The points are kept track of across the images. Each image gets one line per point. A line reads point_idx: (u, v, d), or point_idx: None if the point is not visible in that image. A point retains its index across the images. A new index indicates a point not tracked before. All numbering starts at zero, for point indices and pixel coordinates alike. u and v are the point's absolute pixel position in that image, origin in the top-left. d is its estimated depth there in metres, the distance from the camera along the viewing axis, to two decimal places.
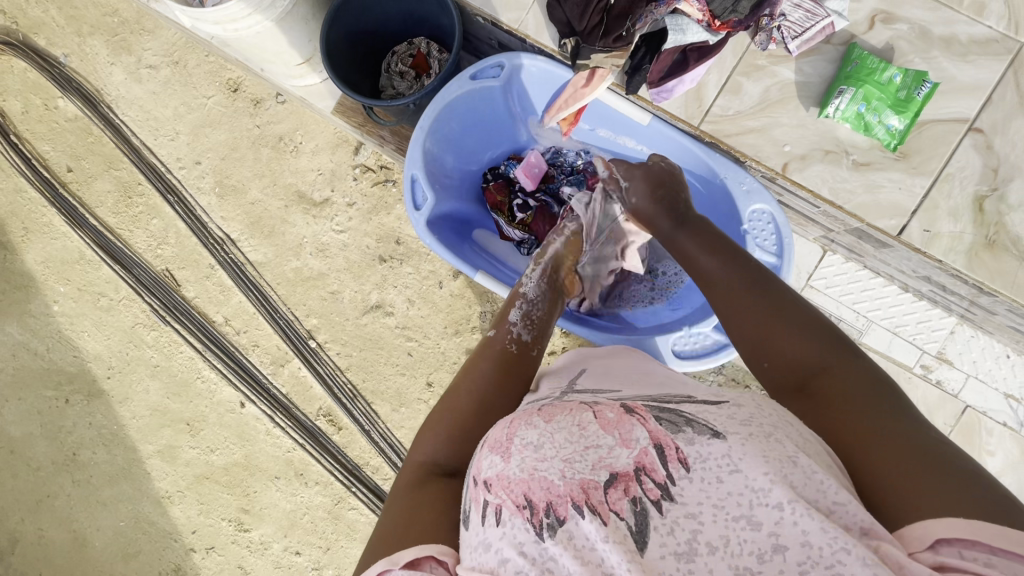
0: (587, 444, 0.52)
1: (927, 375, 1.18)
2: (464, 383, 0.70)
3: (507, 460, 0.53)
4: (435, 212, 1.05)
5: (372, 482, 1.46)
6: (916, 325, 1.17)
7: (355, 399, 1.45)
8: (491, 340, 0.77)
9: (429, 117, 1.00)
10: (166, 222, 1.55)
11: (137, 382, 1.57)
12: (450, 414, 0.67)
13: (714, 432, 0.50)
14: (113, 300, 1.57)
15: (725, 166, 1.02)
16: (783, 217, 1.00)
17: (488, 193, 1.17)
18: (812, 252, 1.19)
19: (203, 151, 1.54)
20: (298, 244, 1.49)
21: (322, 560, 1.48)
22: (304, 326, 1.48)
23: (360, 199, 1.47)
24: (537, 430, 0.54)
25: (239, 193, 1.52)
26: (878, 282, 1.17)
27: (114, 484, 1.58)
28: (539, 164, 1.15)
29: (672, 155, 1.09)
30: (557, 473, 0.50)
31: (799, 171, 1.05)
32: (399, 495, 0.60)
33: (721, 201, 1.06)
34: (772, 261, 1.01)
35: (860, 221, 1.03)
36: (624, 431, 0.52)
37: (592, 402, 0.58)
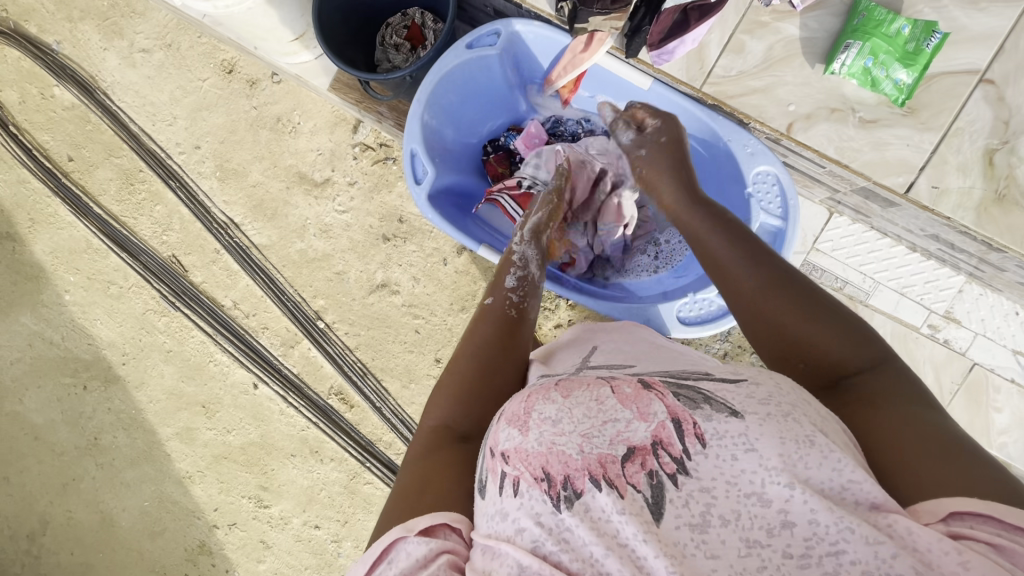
0: (604, 419, 0.54)
1: (935, 335, 1.17)
2: (466, 349, 0.72)
3: (525, 433, 0.55)
4: (435, 186, 1.03)
5: (386, 457, 1.47)
6: (924, 285, 1.16)
7: (366, 377, 1.46)
8: (487, 308, 0.77)
9: (425, 90, 0.98)
10: (169, 209, 1.55)
11: (152, 366, 1.60)
12: (454, 384, 0.69)
13: (732, 410, 0.52)
14: (123, 288, 1.59)
15: (728, 128, 1.00)
16: (788, 177, 0.98)
17: (488, 166, 1.16)
18: (818, 215, 1.18)
19: (203, 135, 1.53)
20: (302, 225, 1.49)
21: (341, 533, 1.50)
22: (313, 307, 1.49)
23: (361, 178, 1.46)
24: (556, 406, 0.57)
25: (240, 176, 1.52)
26: (885, 243, 1.16)
27: (136, 465, 1.63)
28: (539, 135, 1.14)
29: None
30: (576, 446, 0.53)
31: (804, 131, 1.02)
32: (408, 463, 0.64)
33: (725, 164, 1.04)
34: (777, 224, 1.00)
35: (868, 180, 1.01)
36: (642, 406, 0.54)
37: (609, 377, 0.61)
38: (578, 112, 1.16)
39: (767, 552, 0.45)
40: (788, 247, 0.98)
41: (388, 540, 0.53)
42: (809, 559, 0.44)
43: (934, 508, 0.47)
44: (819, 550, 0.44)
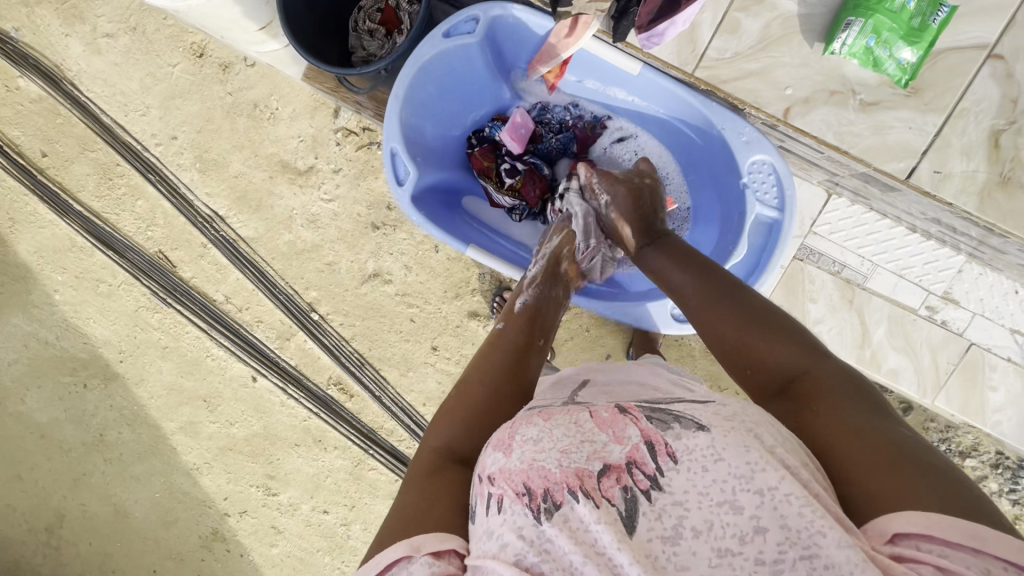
0: (582, 438, 0.55)
1: (933, 316, 1.14)
2: (478, 371, 0.74)
3: (509, 454, 0.56)
4: (417, 187, 0.99)
5: (388, 444, 1.48)
6: (923, 266, 1.12)
7: (363, 367, 1.47)
8: (501, 333, 0.80)
9: (400, 85, 0.93)
10: (151, 203, 1.51)
11: (150, 363, 1.59)
12: (459, 407, 0.68)
13: (700, 425, 0.53)
14: (113, 286, 1.57)
15: (722, 115, 0.96)
16: (783, 165, 0.94)
17: (474, 159, 1.10)
18: (816, 196, 1.12)
19: (178, 125, 1.47)
20: (288, 216, 1.46)
21: (349, 517, 1.54)
22: (305, 299, 1.47)
23: (345, 165, 1.42)
24: (537, 428, 0.58)
25: (220, 166, 1.47)
26: (885, 224, 1.11)
27: (143, 459, 1.65)
28: (526, 123, 1.08)
29: (667, 105, 1.02)
30: (554, 461, 0.53)
31: (802, 116, 1.05)
32: (413, 477, 0.63)
33: (719, 153, 1.00)
34: (773, 215, 0.96)
35: (865, 165, 1.05)
36: (617, 430, 0.56)
37: (586, 405, 0.61)
38: (564, 96, 1.11)
39: (739, 560, 0.46)
40: (786, 236, 0.95)
41: (393, 556, 0.53)
42: (781, 562, 0.45)
43: (883, 527, 0.47)
44: (794, 552, 0.45)
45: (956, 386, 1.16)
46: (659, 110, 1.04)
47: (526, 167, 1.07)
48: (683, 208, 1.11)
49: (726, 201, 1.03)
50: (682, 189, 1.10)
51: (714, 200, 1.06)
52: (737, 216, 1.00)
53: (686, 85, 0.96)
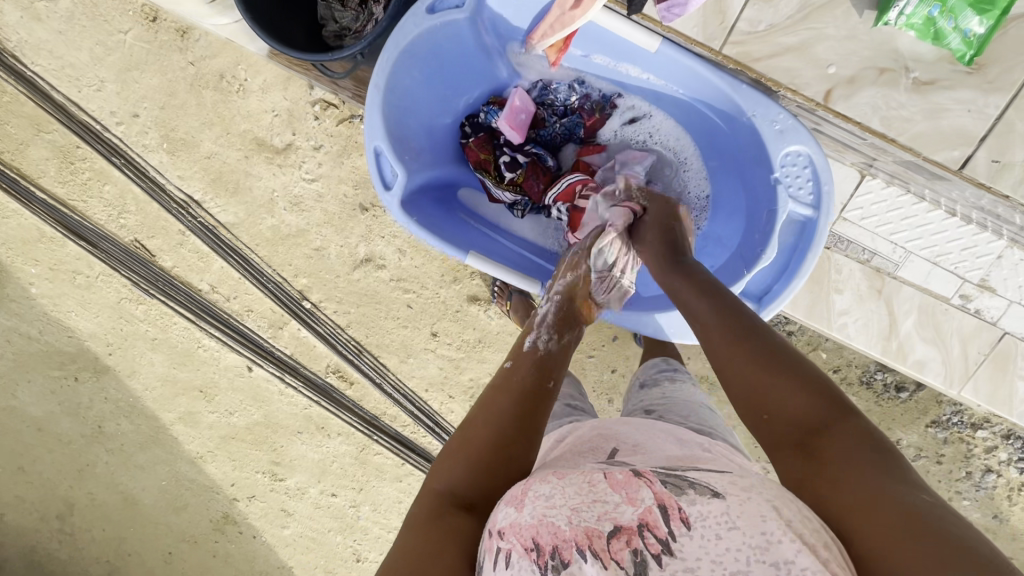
0: (594, 497, 0.52)
1: (966, 305, 1.11)
2: (481, 413, 0.68)
3: (520, 509, 0.53)
4: (406, 189, 0.91)
5: (393, 430, 1.46)
6: (960, 253, 1.08)
7: (362, 355, 1.42)
8: (509, 373, 0.74)
9: (382, 71, 0.84)
10: (120, 189, 1.40)
11: (140, 355, 1.54)
12: (463, 446, 0.65)
13: (715, 492, 0.50)
14: (90, 277, 1.48)
15: (753, 100, 0.87)
16: (822, 158, 0.85)
17: (469, 151, 1.02)
18: (848, 177, 1.07)
19: (138, 100, 1.34)
20: (269, 199, 1.36)
21: (358, 499, 1.55)
22: (295, 287, 1.40)
23: (327, 142, 1.30)
24: (550, 484, 0.55)
25: (190, 146, 1.35)
26: (921, 208, 1.07)
27: (146, 449, 1.63)
28: (526, 108, 1.00)
29: (687, 85, 0.93)
30: (564, 517, 0.50)
31: (846, 98, 1.01)
32: (414, 520, 0.60)
33: (746, 141, 0.92)
34: (807, 213, 0.88)
35: (914, 155, 1.03)
36: (631, 490, 0.52)
37: (604, 465, 0.58)
38: (569, 71, 1.01)
39: None
40: (820, 237, 0.87)
41: None
42: None
43: None
44: None
45: (985, 377, 1.14)
46: (678, 90, 0.95)
47: (529, 158, 1.01)
48: (702, 195, 1.04)
49: (753, 194, 0.95)
50: (700, 174, 1.03)
51: (738, 191, 0.98)
52: (766, 214, 0.92)
53: (716, 67, 0.87)
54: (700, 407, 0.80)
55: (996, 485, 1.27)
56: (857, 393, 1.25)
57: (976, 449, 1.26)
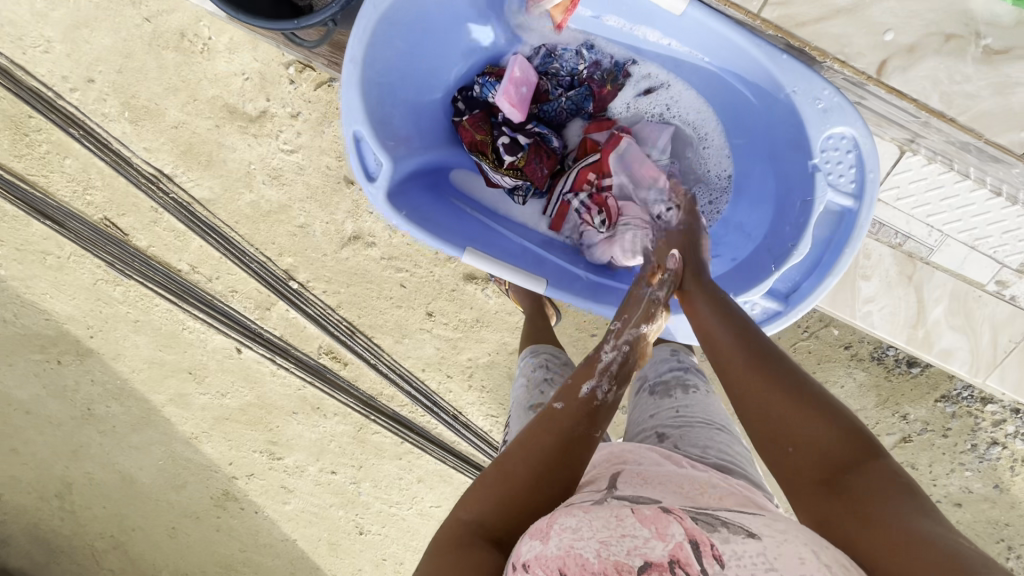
0: (622, 532, 0.49)
1: (1002, 292, 1.09)
2: (521, 450, 0.64)
3: (546, 542, 0.51)
4: (393, 179, 0.86)
5: (390, 410, 1.42)
6: (1001, 236, 1.04)
7: (354, 336, 1.35)
8: (555, 413, 0.68)
9: (358, 44, 0.78)
10: (82, 162, 1.29)
11: (123, 337, 1.47)
12: (497, 483, 0.62)
13: (750, 531, 0.49)
14: (61, 258, 1.39)
15: (794, 74, 0.81)
16: (868, 143, 0.80)
17: (463, 131, 0.97)
18: (888, 153, 1.01)
19: (93, 63, 1.21)
20: (246, 172, 1.25)
21: (359, 476, 1.53)
22: (280, 266, 1.32)
23: (305, 108, 1.19)
24: (575, 516, 0.53)
25: (155, 115, 1.23)
26: (966, 187, 1.01)
27: (139, 430, 1.60)
28: (526, 80, 0.95)
29: (715, 54, 0.86)
30: (592, 549, 0.48)
31: (903, 72, 0.94)
32: (438, 551, 0.58)
33: (781, 118, 0.86)
34: (847, 202, 0.84)
35: (974, 135, 0.96)
36: (660, 525, 0.49)
37: (631, 500, 0.55)
38: (576, 34, 0.94)
39: None
40: (858, 231, 0.83)
41: None
42: None
43: None
44: None
45: (1014, 365, 1.12)
46: (705, 60, 0.88)
47: (530, 138, 0.96)
48: (723, 173, 1.00)
49: (785, 176, 0.90)
50: (722, 151, 0.99)
51: (768, 172, 0.93)
52: (801, 202, 0.87)
53: (754, 37, 0.80)
54: (721, 432, 0.74)
55: (1001, 457, 1.25)
56: (867, 368, 1.22)
57: (984, 422, 1.23)
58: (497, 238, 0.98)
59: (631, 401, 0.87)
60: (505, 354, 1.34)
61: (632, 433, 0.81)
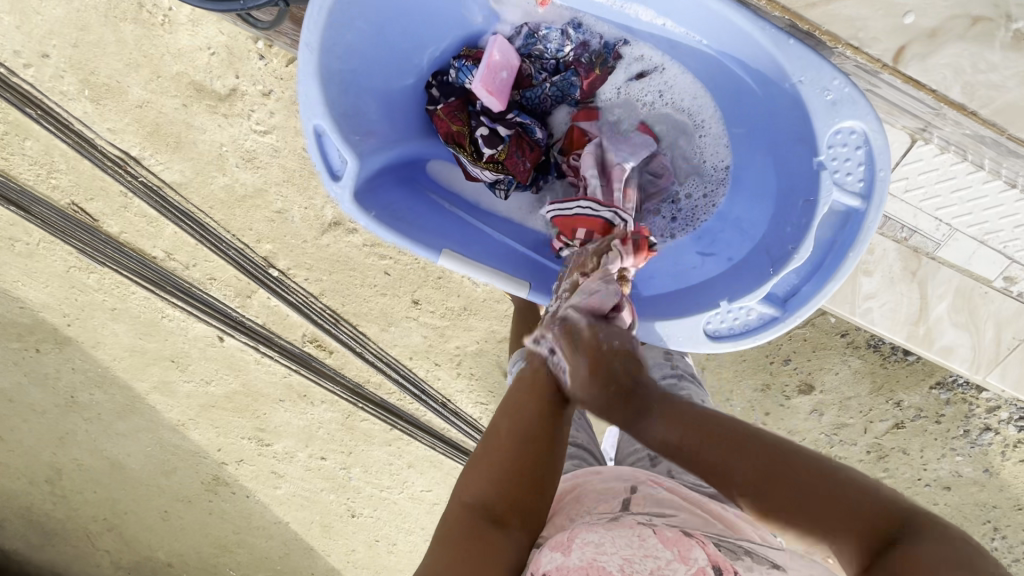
0: (645, 551, 0.47)
1: (1009, 288, 1.07)
2: (502, 420, 0.64)
3: (567, 554, 0.48)
4: (360, 176, 0.84)
5: (379, 398, 1.39)
6: (1012, 230, 1.01)
7: (339, 324, 1.32)
8: (527, 378, 0.69)
9: (313, 29, 0.74)
10: (43, 144, 1.21)
11: (101, 325, 1.42)
12: (488, 458, 0.61)
13: (772, 564, 0.48)
14: (30, 245, 1.33)
15: (801, 62, 0.75)
16: (879, 139, 0.75)
17: (439, 121, 0.93)
18: (898, 142, 0.97)
19: (47, 37, 1.13)
20: (218, 154, 1.19)
21: (349, 461, 1.50)
22: (259, 253, 1.26)
23: (276, 86, 1.12)
24: (598, 533, 0.50)
25: (118, 93, 1.16)
26: (979, 178, 0.97)
27: (124, 417, 1.58)
28: (507, 64, 0.90)
29: (715, 37, 0.79)
30: (616, 563, 0.45)
31: (922, 59, 0.88)
32: (441, 538, 0.56)
33: (785, 109, 0.80)
34: (853, 203, 0.79)
35: (996, 131, 0.91)
36: (683, 549, 0.47)
37: (649, 520, 0.54)
38: (563, 12, 0.88)
39: None
40: (863, 234, 0.79)
41: None
42: None
43: None
44: None
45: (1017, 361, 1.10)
46: (704, 43, 0.81)
47: (512, 129, 0.92)
48: (720, 163, 0.94)
49: (787, 170, 0.85)
50: (719, 141, 0.93)
51: (768, 165, 0.88)
52: (805, 202, 0.83)
53: (759, 18, 0.73)
54: None
55: (992, 442, 1.23)
56: (862, 356, 1.19)
57: (977, 408, 1.20)
58: (478, 236, 0.96)
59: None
60: (494, 342, 1.30)
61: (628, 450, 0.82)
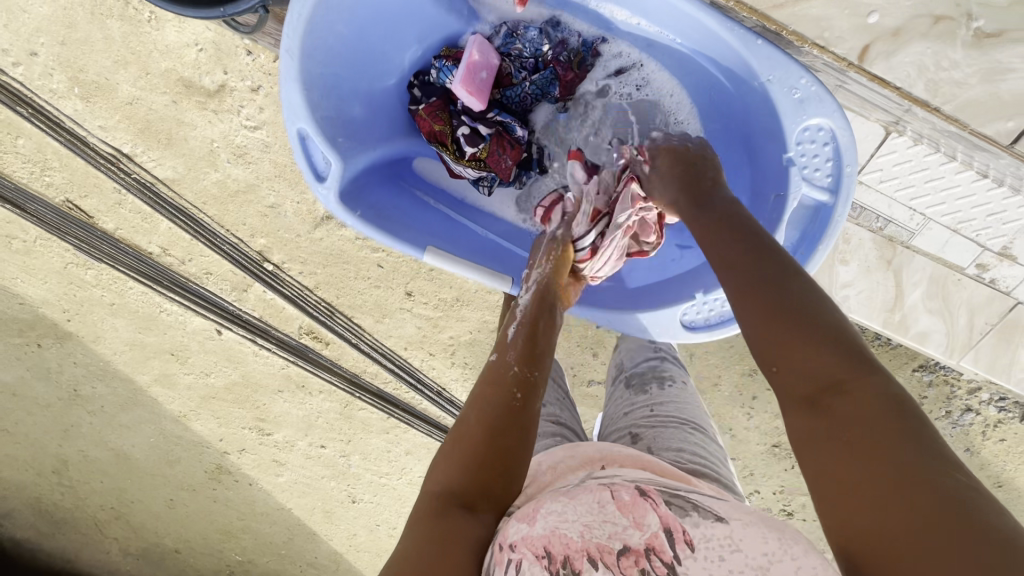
0: (604, 517, 0.51)
1: (981, 275, 1.09)
2: (471, 411, 0.64)
3: (532, 523, 0.52)
4: (346, 177, 0.87)
5: (375, 388, 1.42)
6: (984, 219, 1.03)
7: (334, 316, 1.34)
8: (493, 367, 0.69)
9: (293, 35, 0.75)
10: (36, 142, 1.22)
11: (101, 321, 1.44)
12: (457, 445, 0.62)
13: (718, 516, 0.51)
14: (28, 242, 1.34)
15: (769, 62, 0.78)
16: (846, 135, 0.77)
17: (421, 120, 0.94)
18: (872, 135, 0.98)
19: (35, 35, 1.13)
20: (209, 150, 1.20)
21: (348, 449, 1.54)
22: (253, 247, 1.28)
23: (265, 82, 1.13)
24: (560, 502, 0.53)
25: (108, 91, 1.16)
26: (950, 169, 0.99)
27: (127, 409, 1.61)
28: (487, 64, 0.90)
29: (688, 37, 0.83)
30: (576, 530, 0.50)
31: (886, 59, 0.92)
32: (412, 525, 0.57)
33: (756, 107, 0.83)
34: (822, 198, 0.82)
35: (960, 125, 0.95)
36: (638, 512, 0.51)
37: (608, 481, 0.56)
38: (541, 11, 0.91)
39: None
40: (833, 228, 0.81)
41: None
42: None
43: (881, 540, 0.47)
44: None
45: (989, 346, 1.13)
46: (678, 41, 0.85)
47: (492, 128, 0.92)
48: None
49: (761, 170, 0.87)
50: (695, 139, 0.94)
51: (744, 164, 0.90)
52: (776, 198, 0.85)
53: (726, 19, 0.77)
54: (691, 430, 0.75)
55: (973, 422, 1.24)
56: None
57: (959, 390, 1.20)
58: (463, 231, 0.98)
59: (610, 392, 0.90)
60: (486, 331, 1.33)
61: (608, 429, 0.83)
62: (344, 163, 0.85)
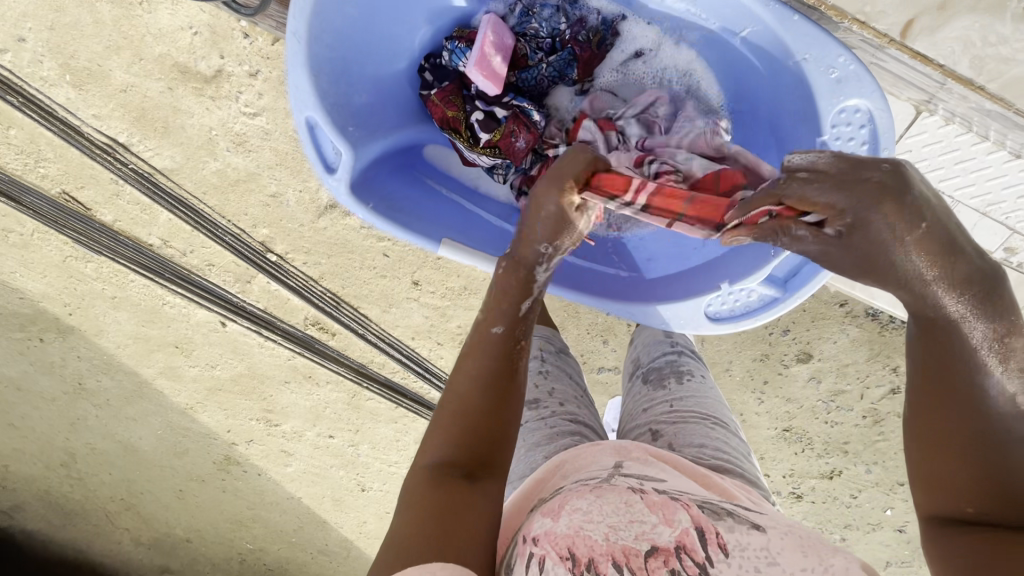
0: (631, 516, 0.49)
1: (1009, 258, 1.07)
2: (470, 379, 0.62)
3: (556, 518, 0.50)
4: (357, 169, 0.85)
5: (383, 378, 1.41)
6: (1015, 202, 1.01)
7: (340, 306, 1.32)
8: (493, 338, 0.66)
9: (300, 18, 0.74)
10: (28, 133, 1.19)
11: (102, 314, 1.42)
12: (457, 420, 0.59)
13: (754, 524, 0.50)
14: (24, 235, 1.32)
15: (806, 40, 0.77)
16: (885, 117, 0.76)
17: (433, 107, 0.92)
18: (903, 113, 0.95)
19: (22, 20, 1.09)
20: (208, 138, 1.16)
21: (356, 439, 1.53)
22: (256, 238, 1.25)
23: (263, 66, 1.09)
24: (586, 498, 0.52)
25: (99, 78, 1.12)
26: (982, 148, 0.97)
27: (133, 402, 1.60)
28: (500, 45, 0.86)
29: (718, 14, 0.81)
30: (601, 531, 0.48)
31: (931, 34, 0.89)
32: (407, 500, 0.54)
33: (788, 89, 0.82)
34: None
35: (1003, 105, 0.93)
36: (666, 512, 0.50)
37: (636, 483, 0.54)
38: None
39: None
40: None
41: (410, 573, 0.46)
42: None
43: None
44: None
45: None
46: (710, 20, 0.82)
47: (508, 111, 0.89)
48: None
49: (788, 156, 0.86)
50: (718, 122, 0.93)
51: (771, 147, 0.90)
52: None
53: None
54: (715, 425, 0.74)
55: None
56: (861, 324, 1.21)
57: None
58: (475, 222, 0.95)
59: (628, 388, 0.88)
60: None
61: (628, 425, 0.81)
62: (354, 152, 0.83)
